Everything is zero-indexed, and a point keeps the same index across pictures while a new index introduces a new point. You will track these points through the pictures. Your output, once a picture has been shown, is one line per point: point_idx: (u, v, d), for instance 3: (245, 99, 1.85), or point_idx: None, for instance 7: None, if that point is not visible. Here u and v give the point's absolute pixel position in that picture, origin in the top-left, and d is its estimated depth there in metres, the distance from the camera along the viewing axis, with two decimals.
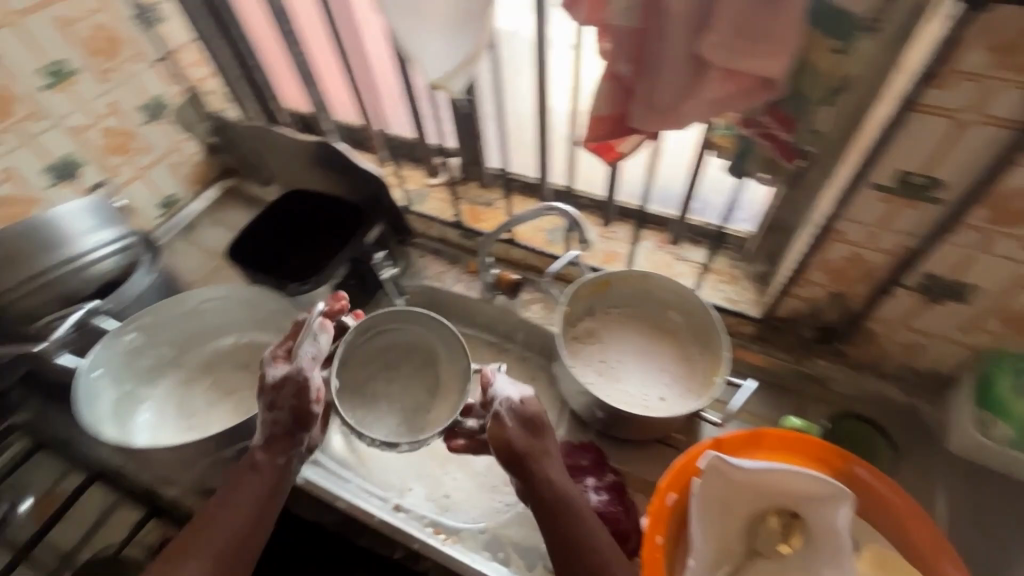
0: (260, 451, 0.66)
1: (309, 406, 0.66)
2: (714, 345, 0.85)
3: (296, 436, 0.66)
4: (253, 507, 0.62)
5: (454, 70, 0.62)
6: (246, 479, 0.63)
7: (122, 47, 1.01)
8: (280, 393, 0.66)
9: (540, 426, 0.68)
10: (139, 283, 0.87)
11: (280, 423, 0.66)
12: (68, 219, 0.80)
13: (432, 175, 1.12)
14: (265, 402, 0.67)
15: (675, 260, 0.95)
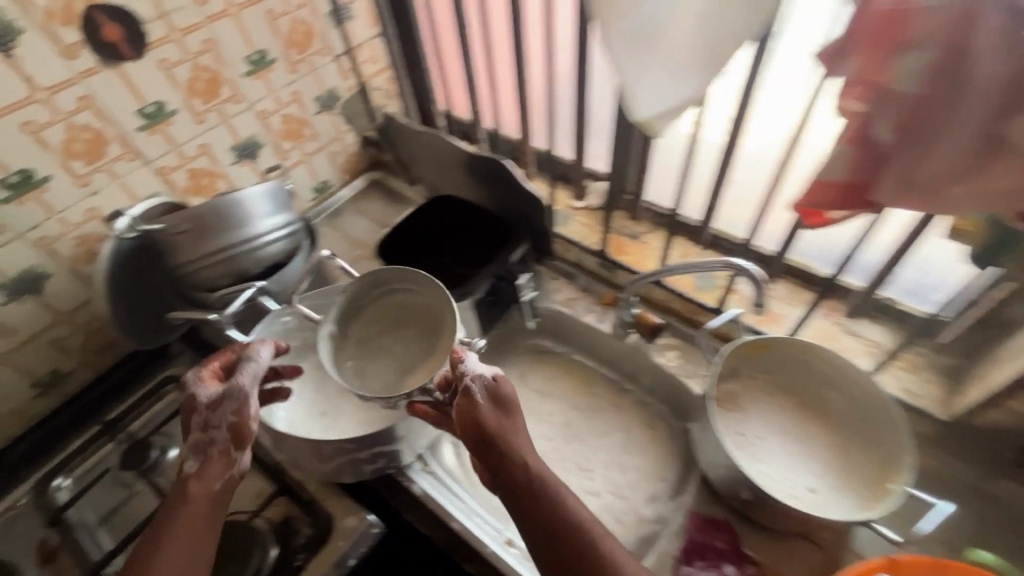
0: (192, 480, 0.66)
1: (246, 426, 0.69)
2: (892, 442, 0.74)
3: (233, 455, 0.68)
4: (193, 529, 0.63)
5: (667, 111, 0.58)
6: (178, 509, 0.64)
7: (314, 41, 1.07)
8: (216, 413, 0.68)
9: (508, 405, 0.68)
10: (297, 267, 0.93)
11: (214, 445, 0.68)
12: (253, 202, 0.84)
13: (579, 198, 1.09)
14: (200, 430, 0.68)
15: (843, 334, 0.85)
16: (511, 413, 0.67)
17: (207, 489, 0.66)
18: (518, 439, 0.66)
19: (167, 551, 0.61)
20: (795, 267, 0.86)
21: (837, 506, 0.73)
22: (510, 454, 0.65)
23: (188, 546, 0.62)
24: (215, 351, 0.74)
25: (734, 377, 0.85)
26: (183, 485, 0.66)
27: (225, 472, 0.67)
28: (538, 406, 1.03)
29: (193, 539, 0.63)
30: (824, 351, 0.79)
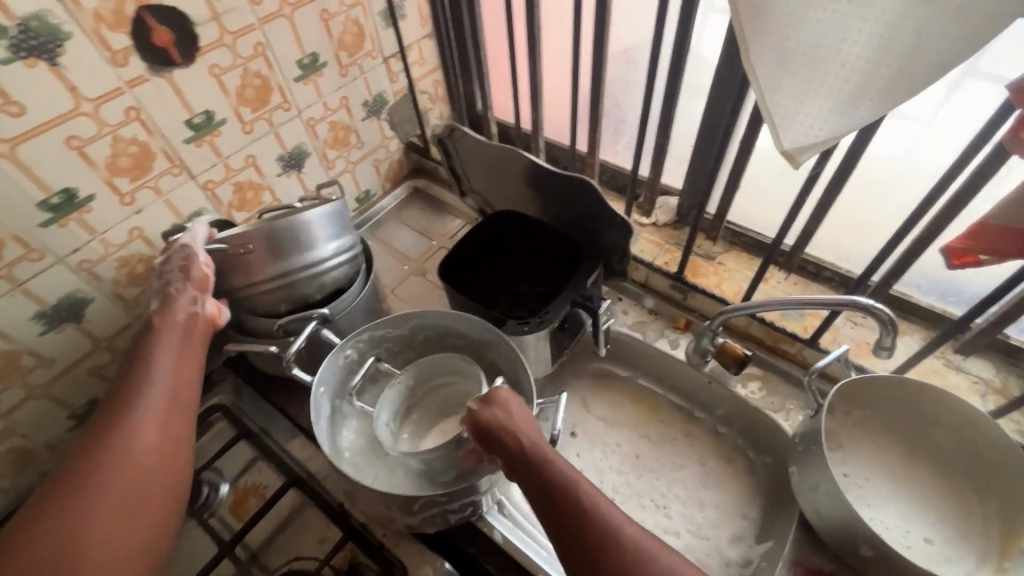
0: (158, 317, 0.71)
1: (195, 267, 0.72)
2: (1012, 494, 0.68)
3: (191, 296, 0.73)
4: (176, 350, 0.70)
5: (816, 143, 0.52)
6: (154, 339, 0.69)
7: (365, 42, 0.98)
8: (167, 266, 0.72)
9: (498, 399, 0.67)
10: (354, 294, 0.85)
11: (172, 288, 0.72)
12: (316, 225, 0.76)
13: (646, 215, 1.03)
14: (158, 280, 0.72)
15: (947, 369, 0.80)
16: (521, 411, 0.66)
17: (178, 318, 0.71)
18: (523, 427, 0.64)
19: (160, 370, 0.67)
20: (895, 298, 0.81)
21: (951, 562, 0.68)
22: (515, 446, 0.63)
23: (176, 367, 0.69)
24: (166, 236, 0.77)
25: (834, 414, 0.79)
26: (150, 322, 0.71)
27: (191, 307, 0.72)
28: (605, 435, 0.97)
29: (178, 362, 0.69)
30: (934, 391, 0.72)
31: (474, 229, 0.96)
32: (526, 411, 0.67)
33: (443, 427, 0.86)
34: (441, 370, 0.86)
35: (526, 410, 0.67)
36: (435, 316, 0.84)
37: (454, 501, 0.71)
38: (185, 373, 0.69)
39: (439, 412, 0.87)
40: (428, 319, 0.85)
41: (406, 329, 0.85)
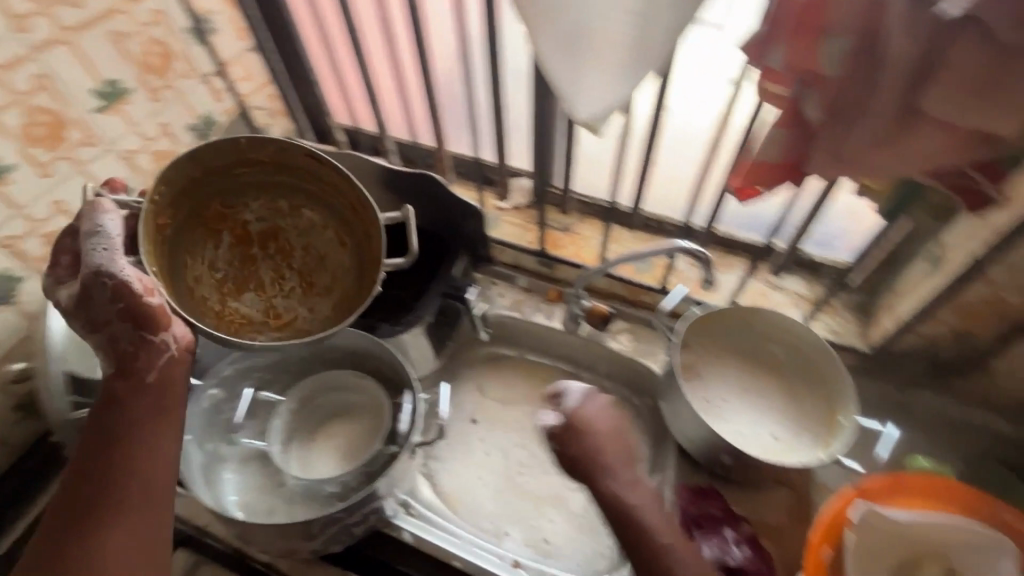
0: (116, 379, 0.60)
1: (143, 304, 0.57)
2: (832, 385, 0.82)
3: (142, 338, 0.58)
4: (147, 424, 0.60)
5: (604, 113, 0.59)
6: (116, 411, 0.59)
7: (174, 62, 0.91)
8: (95, 307, 0.57)
9: (589, 431, 0.67)
10: None
11: (124, 336, 0.58)
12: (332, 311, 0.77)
13: (504, 198, 1.07)
14: (100, 335, 0.59)
15: (771, 290, 0.93)
16: (601, 430, 0.67)
17: (145, 374, 0.60)
18: (603, 456, 0.65)
19: (129, 455, 0.59)
20: (721, 237, 0.92)
21: (797, 449, 0.80)
22: (592, 473, 0.65)
23: (149, 444, 0.60)
24: (60, 237, 0.61)
25: (689, 346, 0.89)
26: (109, 384, 0.60)
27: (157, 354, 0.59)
28: (505, 413, 1.00)
29: (150, 440, 0.60)
30: (763, 311, 0.85)
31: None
32: (615, 442, 0.67)
33: (332, 430, 0.84)
34: (333, 384, 0.86)
35: (608, 427, 0.68)
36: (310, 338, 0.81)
37: (358, 513, 0.69)
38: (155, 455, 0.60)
39: (322, 417, 0.85)
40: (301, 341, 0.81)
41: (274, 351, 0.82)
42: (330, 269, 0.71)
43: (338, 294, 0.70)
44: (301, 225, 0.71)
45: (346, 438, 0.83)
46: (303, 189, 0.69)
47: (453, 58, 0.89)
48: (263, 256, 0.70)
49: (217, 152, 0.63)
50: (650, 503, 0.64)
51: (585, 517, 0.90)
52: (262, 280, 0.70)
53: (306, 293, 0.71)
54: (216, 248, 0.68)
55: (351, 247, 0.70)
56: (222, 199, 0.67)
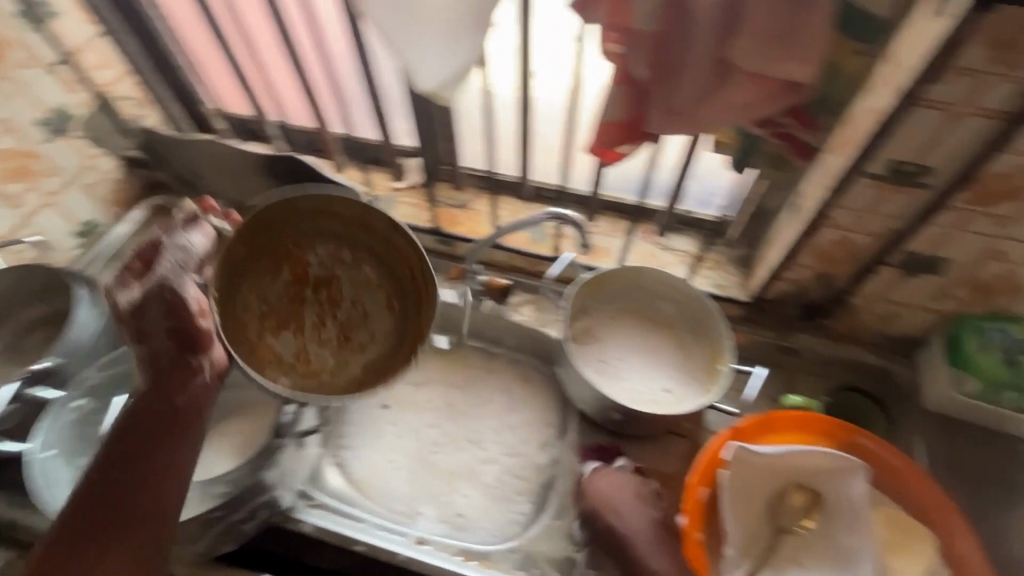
0: (146, 395, 0.59)
1: (194, 324, 0.60)
2: (714, 334, 0.86)
3: (185, 360, 0.60)
4: (176, 443, 0.58)
5: (448, 81, 0.59)
6: (144, 427, 0.58)
7: (8, 50, 0.82)
8: (146, 319, 0.58)
9: (600, 492, 0.77)
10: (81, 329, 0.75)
11: (167, 353, 0.60)
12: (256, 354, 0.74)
13: (399, 178, 1.05)
14: (140, 347, 0.59)
15: (660, 251, 0.96)
16: (616, 482, 0.77)
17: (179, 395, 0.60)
18: (619, 506, 0.75)
19: (155, 471, 0.57)
20: (609, 201, 0.95)
21: (685, 399, 0.84)
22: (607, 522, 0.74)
23: (177, 459, 0.58)
24: (146, 245, 0.59)
25: (585, 311, 0.90)
26: (141, 399, 0.59)
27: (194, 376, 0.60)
28: (416, 397, 0.93)
29: (180, 457, 0.58)
30: (647, 270, 0.89)
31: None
32: (631, 494, 0.77)
33: (224, 430, 0.81)
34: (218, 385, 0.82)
35: (628, 484, 0.77)
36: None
37: None
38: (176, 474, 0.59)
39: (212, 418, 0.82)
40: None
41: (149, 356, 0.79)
42: (370, 327, 0.76)
43: (371, 351, 0.76)
44: (356, 279, 0.76)
45: (237, 435, 0.81)
46: (356, 248, 0.76)
47: (322, 36, 0.86)
48: (312, 303, 0.75)
49: (347, 204, 0.73)
50: (654, 540, 0.74)
51: (497, 487, 0.86)
52: (304, 325, 0.74)
53: (342, 344, 0.75)
54: (274, 282, 0.74)
55: (398, 312, 0.76)
56: (296, 236, 0.74)
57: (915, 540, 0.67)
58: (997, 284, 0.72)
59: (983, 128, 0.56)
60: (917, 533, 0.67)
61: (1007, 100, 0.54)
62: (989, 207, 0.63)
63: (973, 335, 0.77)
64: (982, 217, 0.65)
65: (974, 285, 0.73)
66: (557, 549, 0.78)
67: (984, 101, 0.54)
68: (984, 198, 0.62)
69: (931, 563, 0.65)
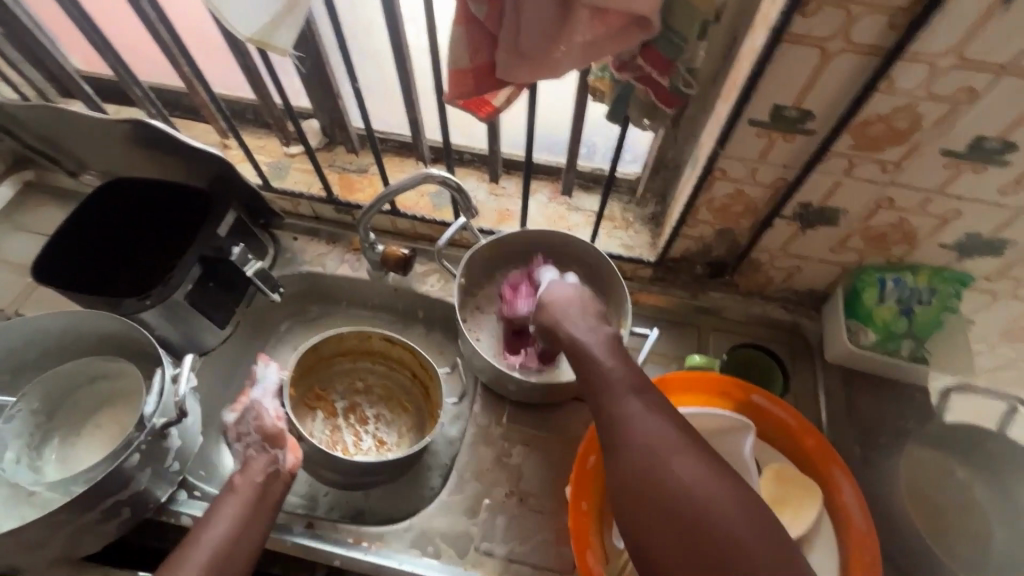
0: (235, 477, 0.66)
1: (272, 427, 0.69)
2: (617, 296, 0.81)
3: (271, 453, 0.68)
4: (242, 517, 0.62)
5: (271, 21, 0.51)
6: (223, 500, 0.64)
7: None
8: (244, 424, 0.70)
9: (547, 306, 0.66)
10: None
11: (252, 450, 0.68)
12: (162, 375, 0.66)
13: (290, 143, 0.97)
14: (235, 447, 0.69)
15: (568, 211, 0.91)
16: (565, 294, 0.66)
17: (261, 473, 0.66)
18: (566, 315, 0.63)
19: (210, 536, 0.60)
20: (509, 160, 0.91)
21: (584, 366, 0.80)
22: (556, 326, 0.63)
23: (238, 531, 0.62)
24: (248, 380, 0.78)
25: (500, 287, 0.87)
26: (227, 485, 0.66)
27: (268, 465, 0.66)
28: None
29: (238, 529, 0.62)
30: (548, 232, 0.82)
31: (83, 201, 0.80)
32: (579, 310, 0.64)
33: (96, 422, 0.75)
34: (85, 376, 0.76)
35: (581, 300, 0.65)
36: (46, 320, 0.71)
37: (94, 510, 0.61)
38: (249, 542, 0.62)
39: (79, 414, 0.75)
40: (36, 324, 0.71)
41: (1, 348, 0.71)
42: (397, 430, 0.85)
43: (406, 444, 0.83)
44: (375, 397, 0.87)
45: (106, 431, 0.75)
46: (373, 374, 0.88)
47: None
48: (346, 425, 0.85)
49: (348, 338, 0.83)
50: (612, 342, 0.60)
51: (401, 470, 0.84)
52: (346, 443, 0.83)
53: (379, 449, 0.83)
54: (315, 422, 0.84)
55: (413, 409, 0.86)
56: (319, 381, 0.85)
57: (802, 495, 0.67)
58: (891, 233, 0.70)
59: (858, 64, 0.53)
60: (801, 483, 0.67)
61: (877, 34, 0.50)
62: (872, 151, 0.60)
63: (874, 284, 0.76)
64: (869, 163, 0.62)
65: (868, 233, 0.71)
66: (456, 524, 0.73)
67: (856, 37, 0.51)
68: (866, 142, 0.59)
69: (813, 515, 0.65)
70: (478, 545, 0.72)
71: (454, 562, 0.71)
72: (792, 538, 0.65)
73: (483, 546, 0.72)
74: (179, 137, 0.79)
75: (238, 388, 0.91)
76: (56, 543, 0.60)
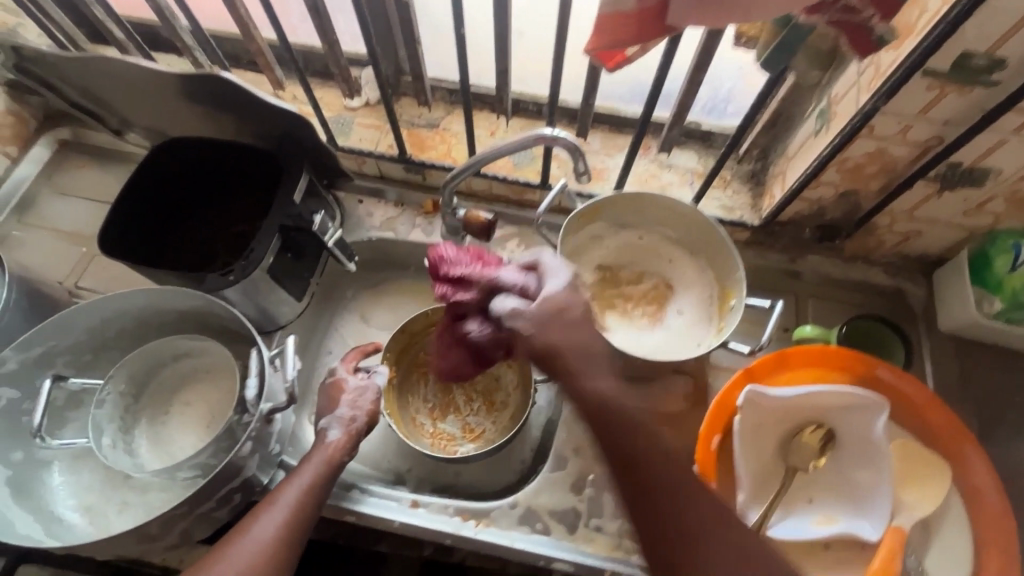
0: (322, 436, 0.65)
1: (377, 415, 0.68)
2: (721, 259, 0.76)
3: (360, 433, 0.66)
4: (318, 483, 0.61)
5: None
6: (305, 459, 0.62)
7: None
8: (363, 398, 0.68)
9: (563, 330, 0.54)
10: None
11: (355, 427, 0.66)
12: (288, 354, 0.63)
13: (352, 96, 0.89)
14: (343, 408, 0.66)
15: (661, 170, 0.84)
16: (570, 319, 0.55)
17: (346, 453, 0.64)
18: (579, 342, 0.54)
19: (284, 497, 0.58)
20: (603, 113, 0.84)
21: (690, 343, 0.75)
22: (553, 365, 0.53)
23: (310, 495, 0.60)
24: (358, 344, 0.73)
25: (609, 240, 0.81)
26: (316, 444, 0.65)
27: (349, 449, 0.64)
28: None
29: (311, 494, 0.60)
30: (649, 197, 0.77)
31: (140, 163, 0.73)
32: (586, 338, 0.54)
33: (185, 399, 0.72)
34: (169, 354, 0.71)
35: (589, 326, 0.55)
36: (131, 297, 0.66)
37: (212, 498, 0.58)
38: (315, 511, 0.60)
39: (166, 394, 0.72)
40: (119, 303, 0.66)
41: (85, 328, 0.66)
42: (504, 386, 0.83)
43: (515, 405, 0.81)
44: None
45: (198, 410, 0.72)
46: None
47: None
48: (457, 386, 0.83)
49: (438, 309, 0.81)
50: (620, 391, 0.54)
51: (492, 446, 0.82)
52: (458, 405, 0.82)
53: (489, 410, 0.82)
54: (426, 386, 0.83)
55: (516, 366, 0.82)
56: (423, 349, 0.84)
57: (931, 474, 0.64)
58: None
59: None
60: (931, 461, 0.64)
61: None
62: None
63: (1007, 253, 0.70)
64: None
65: (1014, 196, 0.65)
66: (563, 501, 0.71)
67: None
68: None
69: (943, 494, 0.63)
70: (587, 522, 0.70)
71: (564, 538, 0.69)
72: (921, 518, 0.62)
73: (593, 524, 0.70)
74: (254, 91, 0.69)
75: (311, 360, 0.86)
76: (176, 530, 0.58)
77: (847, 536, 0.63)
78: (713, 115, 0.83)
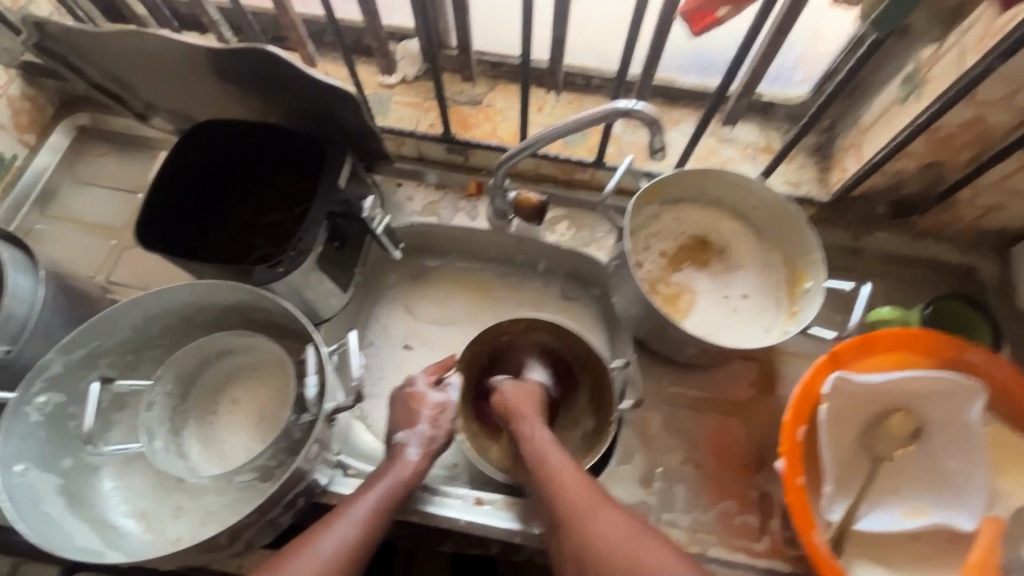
0: (398, 446, 0.62)
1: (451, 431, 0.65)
2: (791, 239, 0.72)
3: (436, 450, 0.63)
4: (388, 504, 0.57)
5: None
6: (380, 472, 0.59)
7: None
8: (441, 418, 0.65)
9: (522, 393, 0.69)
10: (24, 300, 0.62)
11: (433, 445, 0.63)
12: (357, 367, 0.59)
13: (390, 72, 0.84)
14: (421, 424, 0.64)
15: (721, 145, 0.80)
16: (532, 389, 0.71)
17: (421, 477, 0.61)
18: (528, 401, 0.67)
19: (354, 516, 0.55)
20: (661, 84, 0.79)
21: (761, 327, 0.71)
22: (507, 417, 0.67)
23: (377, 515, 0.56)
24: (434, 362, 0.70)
25: (671, 218, 0.77)
26: (392, 454, 0.62)
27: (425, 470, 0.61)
28: (442, 337, 0.84)
29: (379, 514, 0.56)
30: (713, 172, 0.72)
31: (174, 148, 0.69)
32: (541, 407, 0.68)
33: (232, 397, 0.69)
34: (213, 351, 0.68)
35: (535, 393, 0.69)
36: (175, 293, 0.62)
37: (278, 504, 0.55)
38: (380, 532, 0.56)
39: (213, 393, 0.69)
40: (164, 300, 0.63)
41: (128, 327, 0.63)
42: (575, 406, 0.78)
43: (585, 428, 0.75)
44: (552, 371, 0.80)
45: (247, 409, 0.68)
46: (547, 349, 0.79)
47: None
48: None
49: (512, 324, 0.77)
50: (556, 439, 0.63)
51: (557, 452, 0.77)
52: None
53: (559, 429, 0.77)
54: None
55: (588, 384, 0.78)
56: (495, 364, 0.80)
57: None
58: None
59: None
60: None
61: None
62: None
63: None
64: None
65: None
66: (633, 496, 0.68)
67: None
68: None
69: None
70: (658, 516, 0.67)
71: None
72: None
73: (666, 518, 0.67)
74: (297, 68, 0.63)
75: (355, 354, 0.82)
76: (242, 538, 0.55)
77: (940, 527, 0.60)
78: (779, 83, 0.78)
